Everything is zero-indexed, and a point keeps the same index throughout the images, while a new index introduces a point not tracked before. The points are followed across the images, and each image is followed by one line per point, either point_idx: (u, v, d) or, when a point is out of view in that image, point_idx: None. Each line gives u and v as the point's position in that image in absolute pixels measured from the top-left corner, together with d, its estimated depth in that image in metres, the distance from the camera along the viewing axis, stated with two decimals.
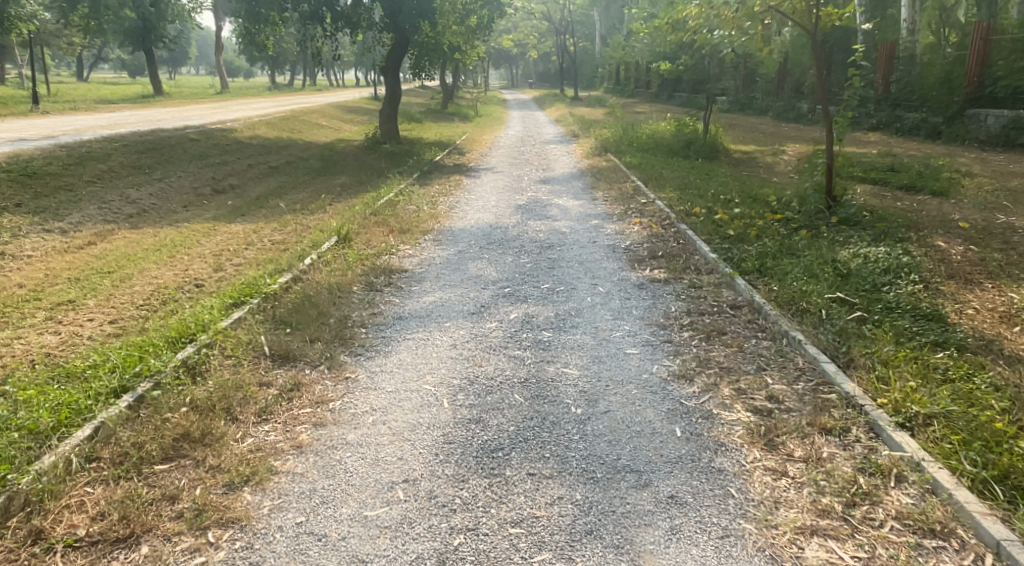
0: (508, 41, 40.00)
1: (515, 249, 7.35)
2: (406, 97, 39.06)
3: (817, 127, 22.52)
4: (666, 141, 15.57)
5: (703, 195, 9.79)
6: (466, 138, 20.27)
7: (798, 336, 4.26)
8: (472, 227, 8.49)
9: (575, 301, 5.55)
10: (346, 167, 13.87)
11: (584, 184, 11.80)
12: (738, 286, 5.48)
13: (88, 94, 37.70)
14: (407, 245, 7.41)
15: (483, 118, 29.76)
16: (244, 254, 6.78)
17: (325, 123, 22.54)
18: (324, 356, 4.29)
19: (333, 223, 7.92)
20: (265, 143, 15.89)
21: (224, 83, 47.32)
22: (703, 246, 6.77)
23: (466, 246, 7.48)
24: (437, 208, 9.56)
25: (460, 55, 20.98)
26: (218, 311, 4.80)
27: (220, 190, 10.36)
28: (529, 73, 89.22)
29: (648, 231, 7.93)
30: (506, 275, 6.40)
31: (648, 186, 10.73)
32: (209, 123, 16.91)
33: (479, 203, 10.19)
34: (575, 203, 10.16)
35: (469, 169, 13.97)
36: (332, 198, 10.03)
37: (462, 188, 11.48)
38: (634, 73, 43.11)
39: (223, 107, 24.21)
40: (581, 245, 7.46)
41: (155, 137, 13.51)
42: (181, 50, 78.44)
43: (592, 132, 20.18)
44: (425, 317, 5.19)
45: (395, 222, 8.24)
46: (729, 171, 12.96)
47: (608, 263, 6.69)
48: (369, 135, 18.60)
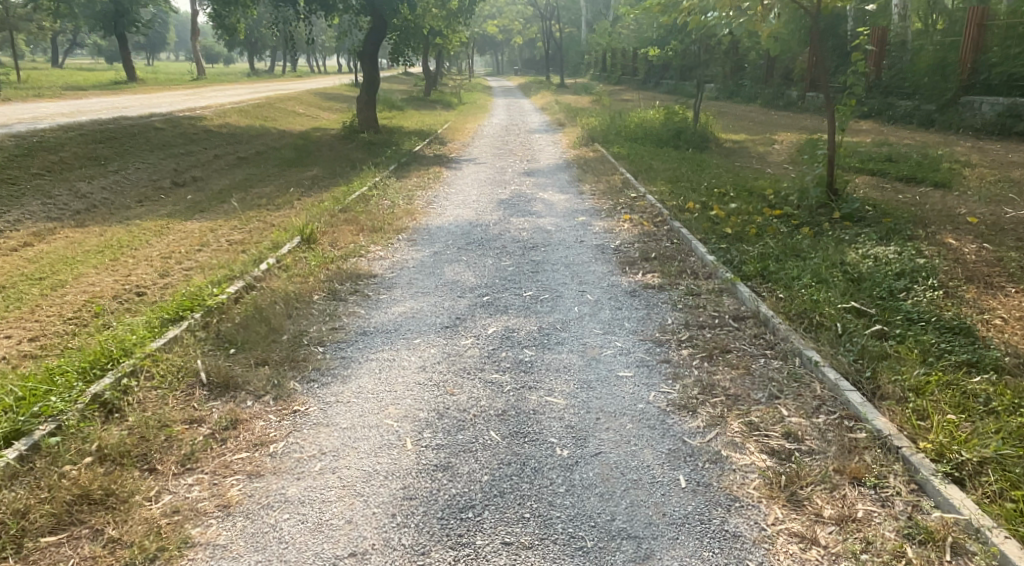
0: (492, 27, 39.22)
1: (496, 250, 6.79)
2: (388, 84, 38.20)
3: (808, 114, 22.05)
4: (655, 130, 15.02)
5: (696, 189, 9.26)
6: (449, 127, 19.62)
7: (815, 358, 3.73)
8: (450, 225, 7.92)
9: (560, 313, 5.00)
10: (320, 157, 13.22)
11: (570, 177, 11.24)
12: (741, 294, 4.96)
13: (59, 80, 36.46)
14: (378, 245, 6.83)
15: (467, 106, 29.03)
16: (196, 258, 6.16)
17: (302, 111, 21.77)
18: (270, 384, 3.70)
19: (299, 222, 7.31)
20: (236, 132, 15.17)
21: (202, 70, 46.14)
22: (699, 247, 6.24)
23: (442, 247, 6.91)
24: (414, 203, 8.98)
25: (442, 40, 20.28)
26: (152, 328, 4.20)
27: (181, 183, 9.70)
28: (514, 61, 88.28)
29: (638, 229, 7.40)
30: (485, 280, 5.84)
31: (637, 179, 10.19)
32: (177, 111, 16.14)
33: (460, 198, 9.62)
34: (561, 198, 9.60)
35: (451, 160, 13.37)
36: (301, 192, 9.41)
37: (442, 181, 10.89)
38: (621, 59, 42.47)
39: (196, 94, 23.30)
40: (566, 245, 6.91)
41: (116, 125, 12.77)
42: (158, 36, 76.72)
43: (578, 120, 19.61)
44: (392, 333, 4.61)
45: (367, 220, 7.64)
46: (721, 162, 12.45)
47: (596, 267, 6.14)
48: (346, 124, 17.89)
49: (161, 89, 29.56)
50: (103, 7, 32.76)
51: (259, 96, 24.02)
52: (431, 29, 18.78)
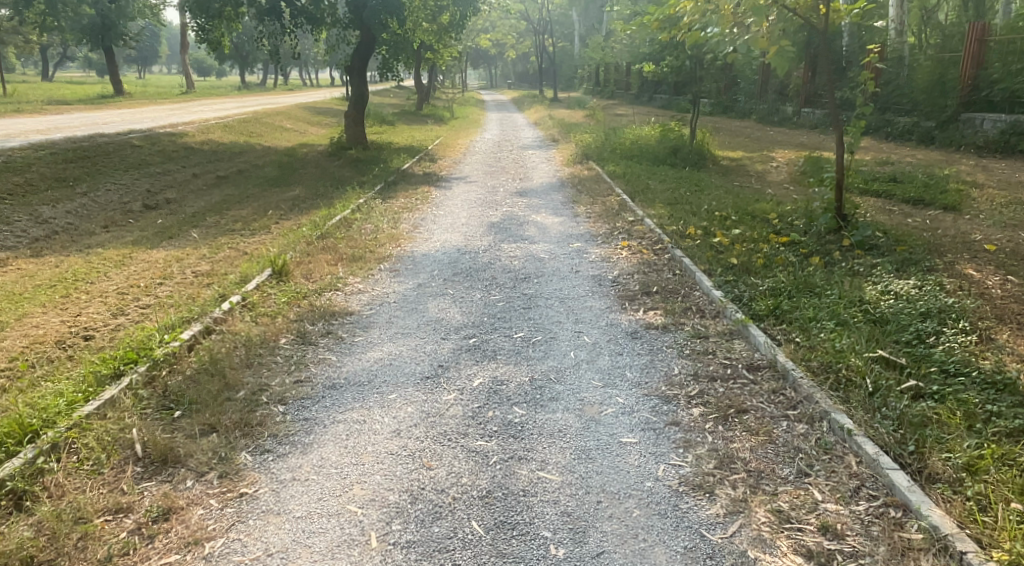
0: (484, 41, 38.91)
1: (485, 282, 6.30)
2: (379, 98, 37.82)
3: (805, 131, 21.71)
4: (650, 148, 14.61)
5: (696, 212, 8.81)
6: (440, 143, 19.18)
7: (847, 425, 3.24)
8: (436, 252, 7.44)
9: (555, 360, 4.49)
10: (305, 176, 12.76)
11: (564, 197, 10.79)
12: (755, 339, 4.47)
13: (45, 93, 35.87)
14: (357, 276, 6.32)
15: (459, 121, 28.65)
16: (156, 294, 5.64)
17: (290, 126, 21.30)
18: (216, 458, 3.19)
19: (272, 250, 6.80)
20: (218, 149, 14.69)
21: (192, 84, 45.69)
22: (705, 281, 5.76)
23: (427, 278, 6.42)
24: (400, 227, 8.49)
25: (432, 54, 19.89)
26: (87, 384, 3.69)
27: (154, 205, 9.21)
28: (507, 74, 88.36)
29: (637, 257, 6.93)
30: (472, 318, 5.33)
31: (634, 201, 9.74)
32: (158, 127, 15.66)
33: (448, 221, 9.13)
34: (555, 221, 9.13)
35: (441, 178, 12.91)
36: (280, 216, 8.91)
37: (430, 202, 10.42)
38: (615, 74, 42.25)
39: (182, 109, 22.82)
40: (560, 276, 6.43)
41: (92, 143, 12.28)
42: (150, 49, 76.37)
43: (572, 136, 19.21)
44: (364, 386, 4.09)
45: (347, 247, 7.14)
46: (720, 182, 12.03)
47: (592, 302, 5.65)
48: (334, 139, 17.44)
49: (147, 102, 29.04)
50: (90, 21, 32.26)
51: (246, 111, 23.55)
52: (421, 43, 18.36)
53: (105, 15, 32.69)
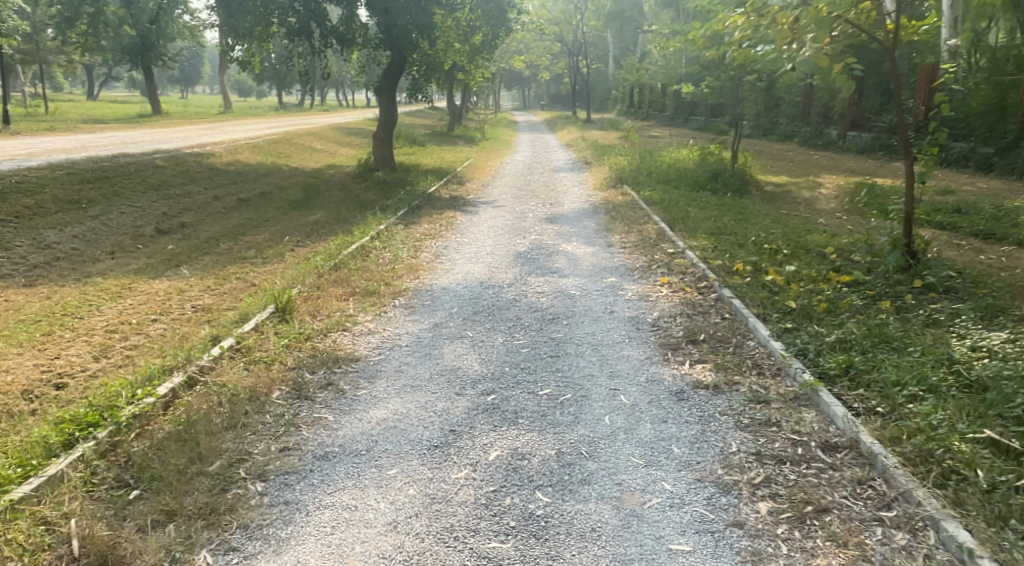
0: (517, 62, 38.64)
1: (509, 322, 5.67)
2: (412, 119, 37.78)
3: (851, 156, 20.79)
4: (689, 172, 13.90)
5: (742, 244, 8.08)
6: (469, 165, 18.73)
7: (971, 545, 2.57)
8: (457, 285, 6.84)
9: (586, 426, 3.80)
10: (329, 199, 12.34)
11: (597, 224, 10.15)
12: (831, 411, 3.75)
13: (85, 112, 36.53)
14: (368, 314, 5.74)
15: (490, 142, 28.29)
16: (147, 332, 5.11)
17: (319, 146, 21.09)
18: (167, 560, 2.61)
19: (280, 282, 6.28)
20: (243, 170, 14.40)
21: (229, 103, 46.28)
22: (761, 329, 5.05)
23: (445, 316, 5.82)
24: (420, 256, 7.92)
25: (464, 74, 19.52)
26: (33, 455, 3.14)
27: (167, 228, 8.82)
28: (541, 95, 88.60)
29: (679, 296, 6.24)
30: (491, 369, 4.67)
31: (673, 230, 9.04)
32: (184, 147, 15.47)
33: (472, 249, 8.54)
34: (587, 251, 8.49)
35: (468, 202, 12.38)
36: (297, 242, 8.43)
37: (455, 228, 9.86)
38: (649, 95, 41.71)
39: (214, 128, 22.76)
40: (593, 317, 5.77)
41: (114, 163, 12.05)
42: (190, 68, 78.26)
43: (606, 159, 18.59)
44: (360, 458, 3.45)
45: (360, 280, 6.58)
46: (764, 209, 11.27)
47: (630, 351, 4.97)
48: (362, 160, 17.11)
49: (181, 122, 29.30)
50: (130, 41, 32.84)
51: (277, 130, 23.47)
52: (453, 63, 18.01)
53: (145, 37, 33.22)
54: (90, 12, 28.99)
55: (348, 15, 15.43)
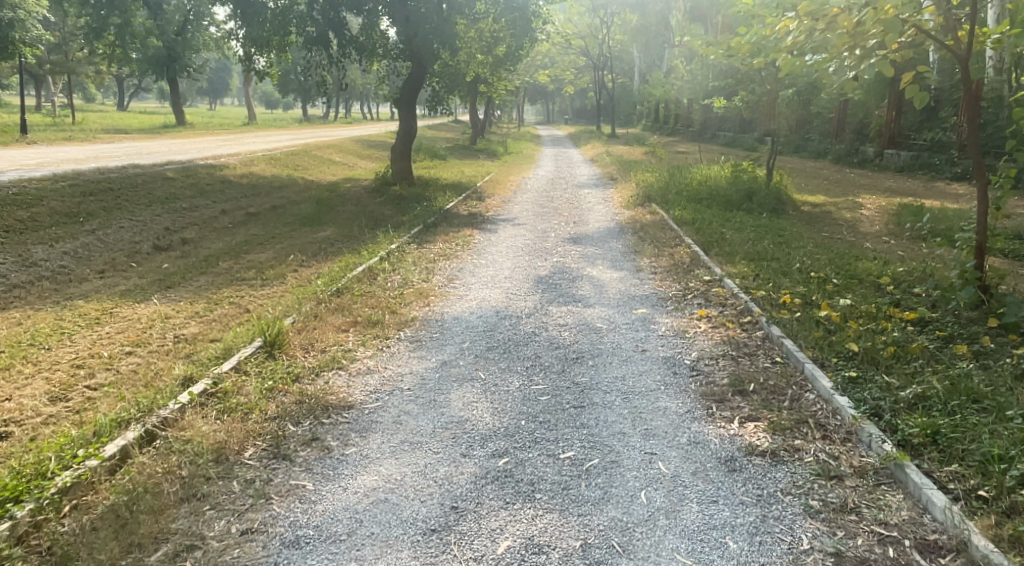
0: (542, 77, 38.21)
1: (527, 361, 4.99)
2: (434, 132, 37.48)
3: (889, 175, 19.92)
4: (721, 191, 13.18)
5: (786, 273, 7.34)
6: (490, 180, 18.17)
7: None
8: (471, 314, 6.21)
9: (618, 505, 3.12)
10: (342, 214, 11.84)
11: (624, 246, 9.47)
12: (927, 497, 3.04)
13: (112, 123, 36.72)
14: (369, 348, 5.10)
15: (512, 156, 27.78)
16: (117, 369, 4.52)
17: (338, 159, 20.69)
18: None
19: (275, 309, 5.69)
20: (257, 182, 13.97)
21: (253, 115, 46.44)
22: (822, 380, 4.33)
23: (455, 352, 5.16)
24: (432, 280, 7.29)
25: (486, 86, 19.02)
26: None
27: (166, 245, 8.31)
28: (565, 109, 88.42)
29: (720, 333, 5.54)
30: (504, 422, 3.99)
31: (708, 255, 8.32)
32: (198, 158, 15.09)
33: (490, 272, 7.91)
34: (613, 276, 7.81)
35: (488, 220, 11.78)
36: (301, 262, 7.87)
37: (472, 248, 9.25)
38: (676, 109, 41.08)
39: (234, 140, 22.49)
40: (622, 357, 5.09)
41: (122, 174, 11.66)
42: (218, 81, 79.18)
43: (631, 175, 17.93)
44: (340, 546, 2.79)
45: (364, 307, 5.98)
46: (804, 232, 10.50)
47: (666, 403, 4.27)
48: (380, 174, 16.63)
49: (203, 132, 29.19)
50: (156, 52, 32.94)
51: (296, 143, 23.15)
52: (475, 75, 17.53)
53: (171, 48, 33.36)
54: (117, 23, 29.16)
55: (369, 24, 15.02)
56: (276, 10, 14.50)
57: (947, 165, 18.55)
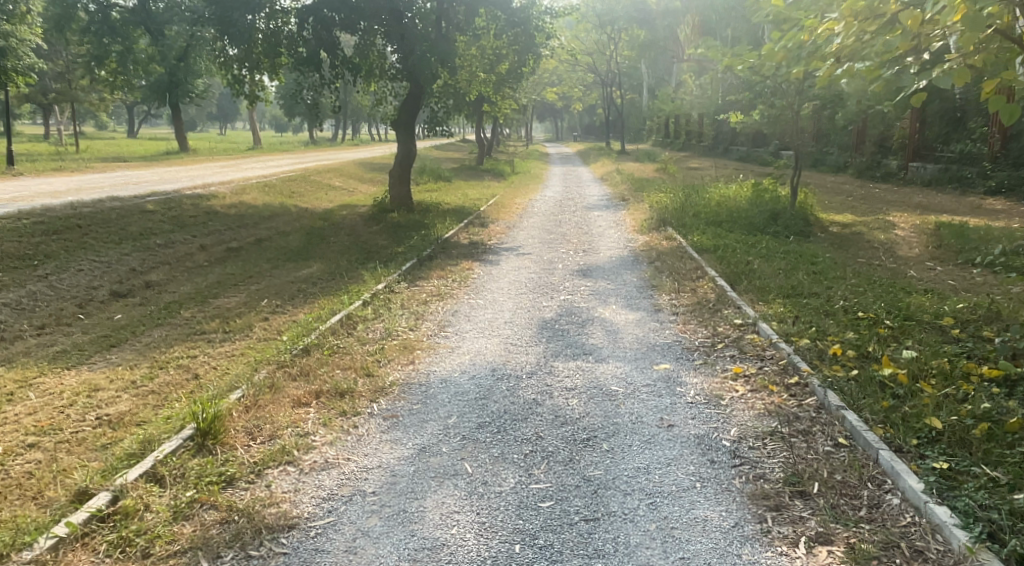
0: (551, 94, 37.49)
1: (525, 445, 4.00)
2: (441, 153, 36.81)
3: (915, 189, 18.91)
4: (743, 213, 12.20)
5: (829, 315, 6.35)
6: (495, 204, 17.31)
7: None
8: (461, 373, 5.25)
9: None
10: (333, 246, 10.95)
11: (639, 279, 8.52)
12: None
13: (116, 150, 36.28)
14: (332, 429, 4.14)
15: (520, 176, 26.99)
16: (8, 471, 3.61)
17: (337, 184, 19.90)
18: None
19: (225, 379, 4.77)
20: (246, 212, 13.16)
21: (258, 139, 46.05)
22: (908, 479, 3.33)
23: (437, 431, 4.18)
24: (420, 330, 6.33)
25: (490, 106, 18.25)
26: None
27: (126, 291, 7.44)
28: (574, 126, 88.25)
29: (763, 400, 4.54)
30: (491, 552, 3.00)
31: (736, 292, 7.32)
32: (185, 188, 14.31)
33: (487, 316, 6.96)
34: (629, 318, 6.82)
35: (489, 249, 10.87)
36: (275, 309, 6.96)
37: (470, 285, 8.31)
38: (687, 125, 40.33)
39: (231, 166, 21.78)
40: (644, 437, 4.09)
41: (97, 207, 10.87)
42: (227, 104, 79.51)
43: (643, 195, 17.00)
44: None
45: (336, 370, 5.05)
46: (839, 260, 9.49)
47: (703, 513, 3.27)
48: (378, 199, 15.81)
49: (204, 158, 28.60)
50: (158, 78, 32.53)
51: (294, 167, 22.40)
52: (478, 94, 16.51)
53: (173, 74, 32.80)
54: (118, 50, 28.70)
55: (363, 43, 14.25)
56: (267, 34, 13.73)
57: (979, 179, 17.48)
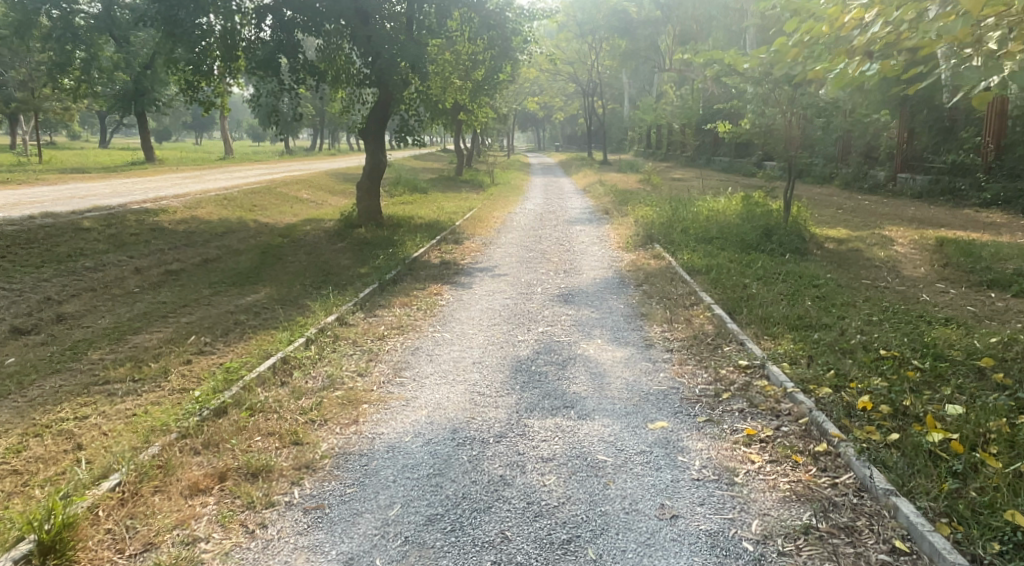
0: (531, 103, 36.76)
1: (488, 557, 3.01)
2: (419, 163, 35.87)
3: (906, 201, 18.31)
4: (734, 228, 11.39)
5: (848, 355, 5.47)
6: (471, 217, 16.37)
7: None
8: (414, 437, 4.27)
9: None
10: (288, 267, 9.95)
11: (626, 306, 7.62)
12: None
13: (78, 160, 34.77)
14: (231, 532, 3.17)
15: (499, 187, 26.12)
16: None
17: (305, 196, 18.88)
18: None
19: (105, 452, 3.78)
20: (197, 228, 12.14)
21: (231, 150, 44.76)
22: None
23: (374, 534, 3.19)
24: (371, 376, 5.35)
25: (465, 115, 17.42)
26: None
27: (29, 327, 6.38)
28: (555, 137, 88.10)
29: (789, 479, 3.61)
30: None
31: (737, 324, 6.44)
32: (133, 202, 13.22)
33: (453, 355, 5.99)
34: (616, 356, 5.89)
35: (462, 270, 9.93)
36: (202, 349, 5.95)
37: (436, 315, 7.36)
38: (668, 135, 39.94)
39: (193, 177, 20.63)
40: (644, 540, 3.12)
41: (22, 225, 9.77)
42: (202, 114, 78.00)
43: (627, 208, 16.20)
44: None
45: (254, 437, 4.07)
46: (843, 282, 8.67)
47: None
48: (346, 213, 14.81)
49: (169, 169, 27.27)
50: (123, 87, 31.26)
51: (260, 178, 21.28)
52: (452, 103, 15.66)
53: (138, 82, 31.56)
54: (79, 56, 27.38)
55: (328, 47, 13.29)
56: (222, 34, 12.42)
57: (973, 191, 16.86)
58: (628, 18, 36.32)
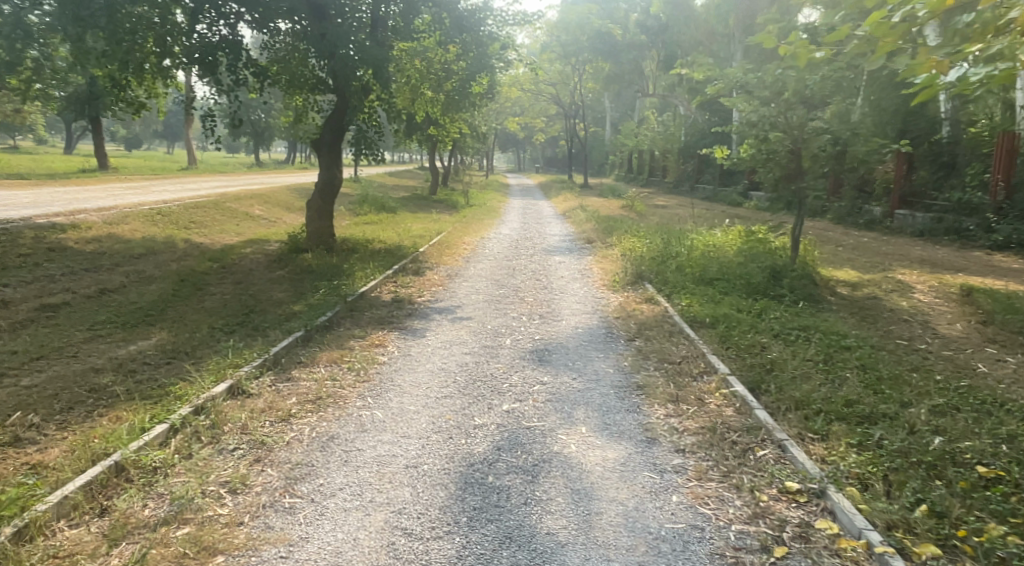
0: (512, 122, 35.37)
1: None
2: (391, 181, 34.19)
3: (908, 239, 17.05)
4: (737, 268, 9.87)
5: (937, 478, 3.85)
6: (439, 242, 14.69)
7: None
8: None
9: None
10: (205, 302, 8.16)
11: (616, 372, 5.95)
12: None
13: (28, 166, 32.60)
14: None
15: (474, 208, 24.57)
16: None
17: (258, 212, 17.08)
18: None
19: None
20: (111, 247, 10.32)
21: (194, 160, 42.72)
22: None
23: None
24: (247, 494, 3.60)
25: (436, 130, 15.86)
26: None
27: None
28: (536, 158, 87.56)
29: None
30: None
31: (769, 411, 4.82)
32: (40, 215, 11.32)
33: (381, 451, 4.25)
34: (609, 459, 4.22)
35: (416, 311, 8.23)
36: (17, 437, 4.13)
37: (372, 379, 5.63)
38: (651, 160, 38.87)
39: (135, 188, 18.66)
40: None
41: None
42: (172, 122, 75.82)
43: (610, 238, 14.66)
44: None
45: None
46: (876, 342, 7.13)
47: None
48: (294, 233, 13.06)
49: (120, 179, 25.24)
50: (76, 89, 29.28)
51: (213, 191, 19.38)
52: (422, 116, 14.18)
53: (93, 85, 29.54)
54: None
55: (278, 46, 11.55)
56: (155, 21, 10.52)
57: (980, 231, 15.59)
58: (612, 40, 35.03)
